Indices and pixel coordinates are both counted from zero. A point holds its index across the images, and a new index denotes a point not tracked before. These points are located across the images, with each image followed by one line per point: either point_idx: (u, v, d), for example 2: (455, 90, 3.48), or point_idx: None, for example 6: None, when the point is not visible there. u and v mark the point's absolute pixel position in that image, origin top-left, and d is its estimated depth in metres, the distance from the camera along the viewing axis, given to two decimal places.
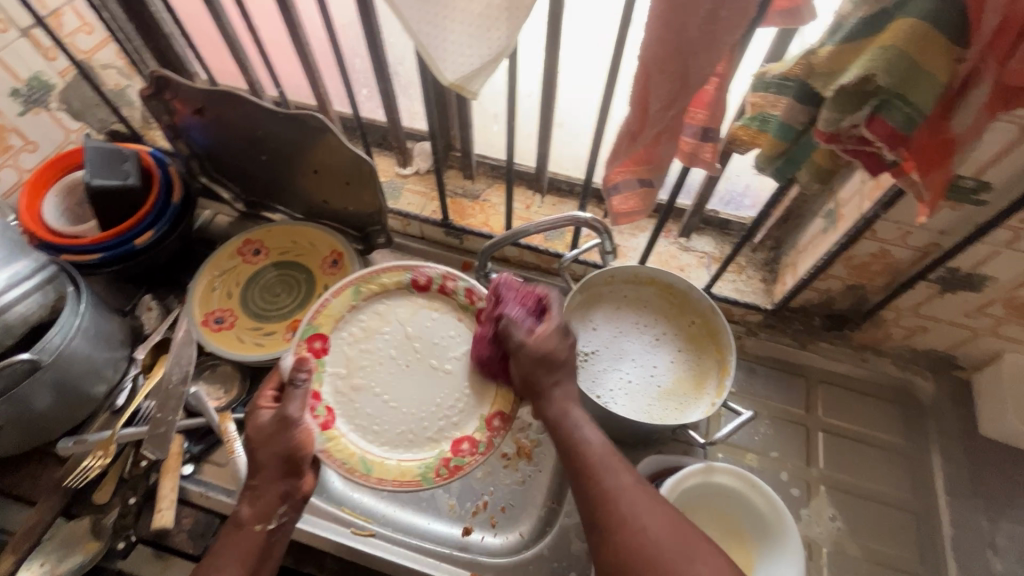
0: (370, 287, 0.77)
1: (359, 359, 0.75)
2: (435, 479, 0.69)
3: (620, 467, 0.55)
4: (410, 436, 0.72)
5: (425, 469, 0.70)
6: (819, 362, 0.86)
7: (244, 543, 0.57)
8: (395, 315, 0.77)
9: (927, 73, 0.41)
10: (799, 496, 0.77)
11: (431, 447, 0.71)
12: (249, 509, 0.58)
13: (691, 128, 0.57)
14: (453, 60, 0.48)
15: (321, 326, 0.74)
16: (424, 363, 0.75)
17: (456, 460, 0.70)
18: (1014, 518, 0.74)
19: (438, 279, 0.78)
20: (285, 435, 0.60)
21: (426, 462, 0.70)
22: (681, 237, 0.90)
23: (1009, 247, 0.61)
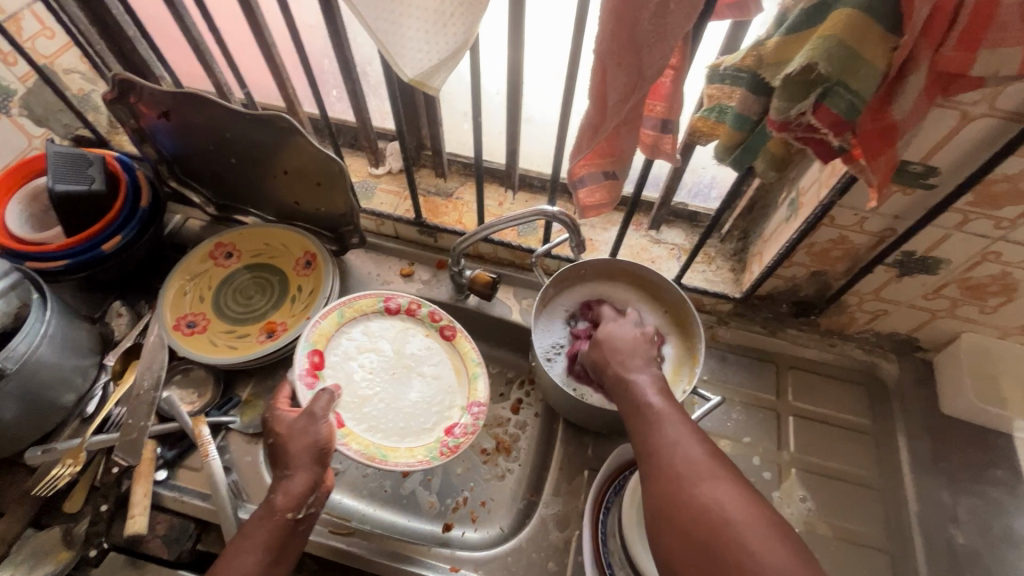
0: (350, 310, 0.82)
1: (346, 377, 0.78)
2: (442, 456, 0.73)
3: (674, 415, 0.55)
4: (407, 426, 0.76)
5: (430, 450, 0.74)
6: (788, 349, 0.88)
7: (272, 529, 0.57)
8: (372, 338, 0.82)
9: (866, 60, 0.43)
10: (771, 479, 0.79)
11: (427, 433, 0.76)
12: (283, 496, 0.58)
13: (650, 120, 0.58)
14: (413, 55, 0.49)
15: (316, 342, 0.77)
16: (407, 378, 0.80)
17: (454, 440, 0.75)
18: (975, 492, 0.77)
19: (406, 303, 0.84)
20: (311, 429, 0.62)
21: (428, 445, 0.75)
22: (651, 229, 0.92)
23: (959, 229, 0.64)
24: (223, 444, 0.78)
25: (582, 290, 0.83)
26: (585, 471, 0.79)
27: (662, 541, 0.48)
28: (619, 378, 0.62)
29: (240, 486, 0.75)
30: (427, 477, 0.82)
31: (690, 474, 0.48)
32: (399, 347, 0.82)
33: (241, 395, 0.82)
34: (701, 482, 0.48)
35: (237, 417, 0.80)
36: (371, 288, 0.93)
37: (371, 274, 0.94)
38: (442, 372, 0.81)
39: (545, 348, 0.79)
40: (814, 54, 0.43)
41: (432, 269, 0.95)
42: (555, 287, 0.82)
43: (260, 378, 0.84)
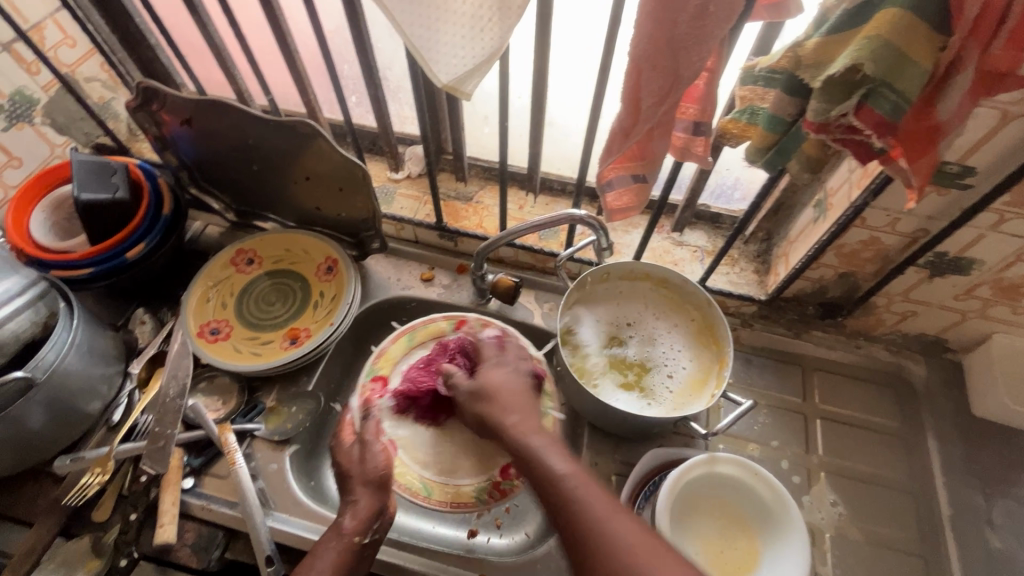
0: (421, 333, 0.84)
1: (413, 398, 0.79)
2: (488, 501, 0.75)
3: (585, 482, 0.48)
4: (465, 456, 0.77)
5: (479, 492, 0.75)
6: (814, 351, 0.87)
7: (340, 552, 0.58)
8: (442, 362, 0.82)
9: (912, 61, 0.42)
10: (800, 483, 0.78)
11: (483, 472, 0.77)
12: (350, 520, 0.60)
13: (683, 123, 0.58)
14: (445, 62, 0.48)
15: (381, 368, 0.81)
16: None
17: (506, 484, 0.76)
18: (1009, 495, 0.76)
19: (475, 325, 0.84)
20: (369, 456, 0.65)
21: (479, 486, 0.76)
22: (674, 232, 0.91)
23: (994, 230, 0.63)
24: (249, 452, 0.77)
25: (606, 295, 0.83)
26: (613, 477, 0.78)
27: None
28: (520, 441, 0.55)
29: (267, 494, 0.74)
30: None
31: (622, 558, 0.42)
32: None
33: (266, 402, 0.81)
34: (626, 545, 0.43)
35: (263, 424, 0.79)
36: (392, 292, 0.92)
37: (391, 279, 0.93)
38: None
39: (568, 350, 0.78)
40: (861, 55, 0.42)
41: (454, 273, 0.94)
42: (578, 292, 0.82)
43: (283, 384, 0.84)
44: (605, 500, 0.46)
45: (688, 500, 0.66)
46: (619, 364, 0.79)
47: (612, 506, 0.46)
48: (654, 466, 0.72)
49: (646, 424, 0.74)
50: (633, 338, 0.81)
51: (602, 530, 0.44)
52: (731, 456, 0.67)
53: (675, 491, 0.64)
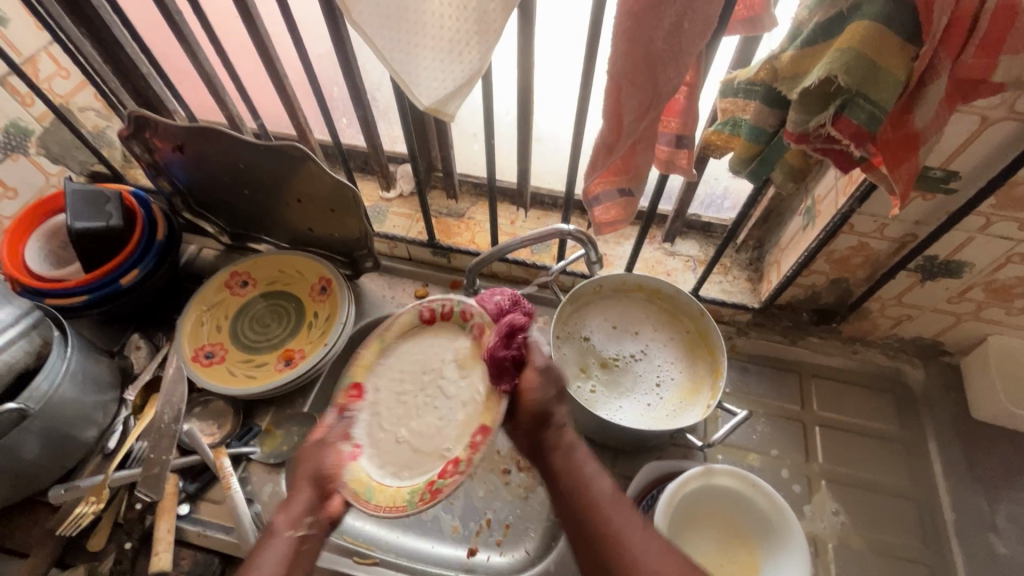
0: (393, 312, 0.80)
1: (390, 402, 0.64)
2: (418, 504, 0.57)
3: (644, 532, 0.49)
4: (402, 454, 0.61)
5: (410, 494, 0.58)
6: (810, 357, 0.87)
7: (274, 552, 0.49)
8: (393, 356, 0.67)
9: (887, 72, 0.43)
10: (801, 492, 0.77)
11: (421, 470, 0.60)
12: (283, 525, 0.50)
13: (666, 137, 0.58)
14: (427, 85, 0.49)
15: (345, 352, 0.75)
16: (427, 395, 0.64)
17: (439, 484, 0.57)
18: (1013, 499, 0.75)
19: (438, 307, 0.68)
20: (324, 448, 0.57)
21: (413, 488, 0.59)
22: (665, 242, 0.91)
23: (982, 232, 0.63)
24: (245, 476, 0.77)
25: (598, 307, 0.83)
26: None
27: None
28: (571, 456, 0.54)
29: (264, 518, 0.74)
30: (449, 501, 0.81)
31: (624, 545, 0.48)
32: (429, 360, 0.67)
33: (261, 424, 0.82)
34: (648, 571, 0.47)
35: (258, 447, 0.79)
36: (386, 310, 0.92)
37: (385, 297, 0.94)
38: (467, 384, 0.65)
39: (562, 365, 0.78)
40: (833, 66, 0.43)
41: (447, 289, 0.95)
42: (571, 305, 0.82)
43: (279, 407, 0.83)
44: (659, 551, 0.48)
45: (685, 514, 0.65)
46: (614, 376, 0.79)
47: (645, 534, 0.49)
48: (651, 480, 0.71)
49: (643, 438, 0.74)
50: (631, 351, 0.81)
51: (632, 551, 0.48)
52: (727, 467, 0.66)
53: (672, 506, 0.63)
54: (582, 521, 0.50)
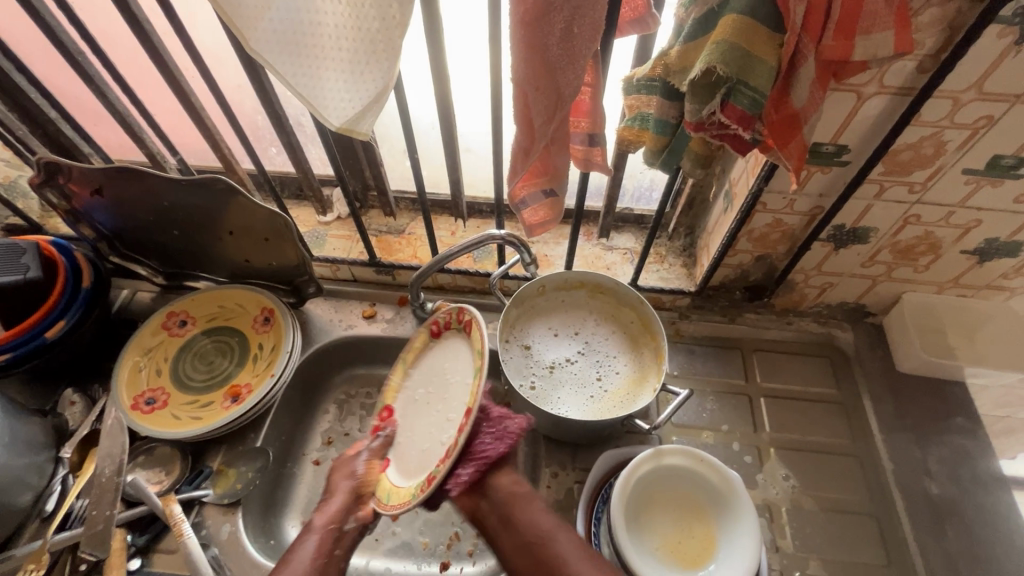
0: (410, 352, 0.77)
1: (421, 401, 0.72)
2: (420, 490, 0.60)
3: (579, 552, 0.55)
4: (427, 455, 0.65)
5: (416, 487, 0.61)
6: (749, 333, 0.91)
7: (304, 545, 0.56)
8: (426, 371, 0.74)
9: (759, 59, 0.46)
10: (752, 462, 0.81)
11: (424, 468, 0.63)
12: (322, 515, 0.59)
13: (578, 136, 0.61)
14: (335, 106, 0.50)
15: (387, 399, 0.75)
16: (441, 389, 0.71)
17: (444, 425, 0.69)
18: (941, 442, 0.80)
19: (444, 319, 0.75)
20: (352, 465, 0.66)
21: (416, 484, 0.62)
22: (602, 237, 0.94)
23: (878, 199, 0.68)
24: (199, 521, 0.74)
25: (543, 307, 0.85)
26: (573, 485, 0.79)
27: None
28: (530, 523, 0.57)
29: (222, 561, 0.72)
30: (416, 518, 0.82)
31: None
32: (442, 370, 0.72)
33: (213, 465, 0.79)
34: None
35: (211, 489, 0.76)
36: (335, 334, 0.92)
37: (332, 321, 0.93)
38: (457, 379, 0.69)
39: (513, 368, 0.79)
40: (711, 58, 0.46)
41: (395, 306, 0.95)
42: (516, 307, 0.84)
43: (230, 445, 0.81)
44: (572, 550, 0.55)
45: (641, 498, 0.67)
46: (563, 372, 0.80)
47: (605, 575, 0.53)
48: (607, 470, 0.73)
49: (597, 429, 0.76)
50: (580, 347, 0.83)
51: None
52: (676, 446, 0.68)
53: (626, 491, 0.65)
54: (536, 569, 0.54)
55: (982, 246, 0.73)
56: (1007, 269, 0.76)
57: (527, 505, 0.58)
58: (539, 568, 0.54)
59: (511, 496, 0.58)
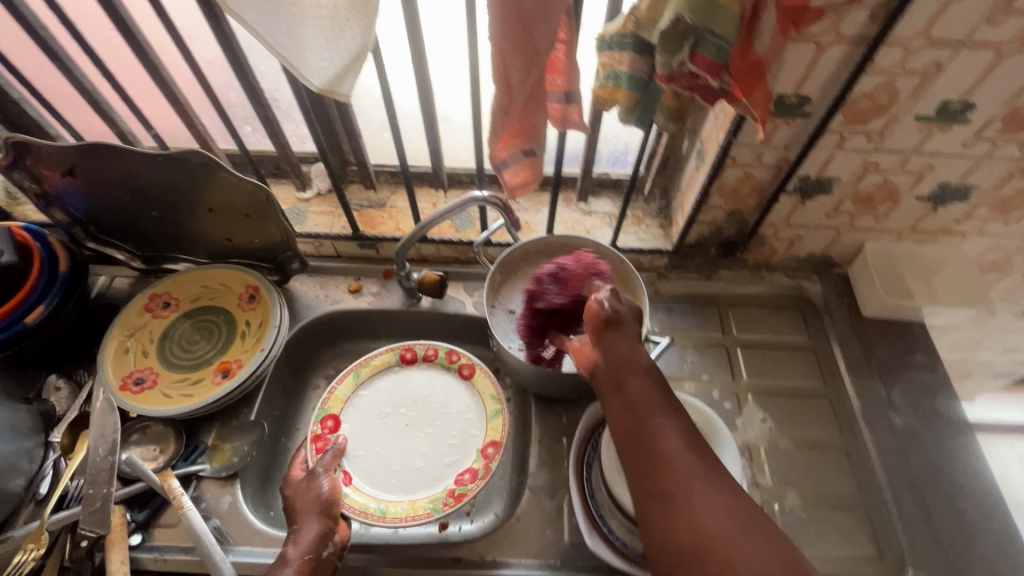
0: (366, 369, 0.87)
1: (397, 420, 0.84)
2: (444, 508, 0.74)
3: (694, 454, 0.46)
4: (418, 475, 0.79)
5: (433, 502, 0.75)
6: (724, 289, 0.95)
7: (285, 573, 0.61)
8: (390, 393, 0.86)
9: (722, 7, 0.49)
10: (732, 408, 0.85)
11: (434, 484, 0.78)
12: (296, 547, 0.63)
13: (555, 94, 0.62)
14: (316, 66, 0.51)
15: (331, 408, 0.83)
16: (425, 415, 0.84)
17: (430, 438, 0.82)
18: (904, 378, 0.86)
19: (422, 351, 0.88)
20: (316, 485, 0.70)
21: (432, 496, 0.76)
22: (581, 203, 0.97)
23: (840, 148, 0.72)
24: (198, 494, 0.75)
25: (527, 270, 0.87)
26: (563, 439, 0.82)
27: (636, 491, 0.47)
28: (641, 393, 0.51)
29: (224, 531, 0.73)
30: None
31: (682, 481, 0.45)
32: (424, 399, 0.85)
33: (207, 441, 0.79)
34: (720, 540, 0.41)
35: (207, 463, 0.77)
36: (322, 310, 0.93)
37: (318, 297, 0.94)
38: (455, 408, 0.84)
39: (501, 329, 0.82)
40: (679, 7, 0.48)
41: (380, 280, 0.96)
42: (501, 272, 0.86)
43: (223, 421, 0.81)
44: (688, 447, 0.47)
45: None
46: None
47: (709, 487, 0.44)
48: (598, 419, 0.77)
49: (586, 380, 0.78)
50: None
51: (705, 523, 0.42)
52: None
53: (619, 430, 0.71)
54: (633, 448, 0.49)
55: (935, 191, 0.78)
56: (959, 213, 0.82)
57: (638, 377, 0.53)
58: (637, 440, 0.49)
59: (626, 368, 0.54)
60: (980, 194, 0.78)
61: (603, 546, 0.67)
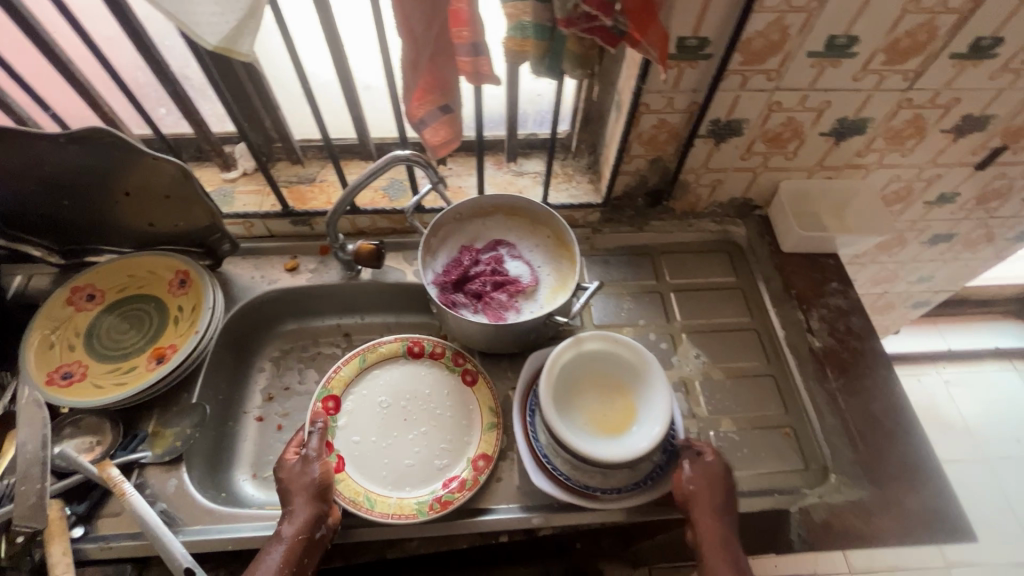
0: (374, 354, 0.85)
1: (396, 414, 0.82)
2: (430, 512, 0.73)
3: None
4: (409, 473, 0.77)
5: (420, 504, 0.74)
6: (656, 238, 1.00)
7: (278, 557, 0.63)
8: (392, 383, 0.84)
9: None
10: (667, 347, 0.89)
11: (425, 487, 0.76)
12: (290, 525, 0.66)
13: (463, 47, 0.61)
14: (207, 22, 0.50)
15: (334, 388, 0.81)
16: (424, 411, 0.82)
17: (426, 438, 0.80)
18: (822, 305, 0.92)
19: (431, 347, 0.87)
20: (310, 469, 0.70)
21: (420, 498, 0.75)
22: (512, 164, 0.98)
23: (743, 89, 0.76)
24: (141, 481, 0.74)
25: (461, 232, 0.89)
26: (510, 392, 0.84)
27: None
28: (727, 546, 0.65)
29: (172, 513, 0.72)
30: None
31: None
32: (422, 395, 0.84)
33: (148, 428, 0.77)
34: None
35: (149, 450, 0.75)
36: (259, 290, 0.91)
37: (254, 278, 0.92)
38: (451, 410, 0.83)
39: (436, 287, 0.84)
40: None
41: (317, 256, 0.95)
42: (436, 235, 0.88)
43: (162, 407, 0.80)
44: None
45: (569, 384, 0.73)
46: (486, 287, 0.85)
47: None
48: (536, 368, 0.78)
49: (526, 329, 0.79)
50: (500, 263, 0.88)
51: None
52: (594, 333, 0.75)
53: (553, 376, 0.71)
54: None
55: (836, 126, 0.83)
56: (860, 146, 0.87)
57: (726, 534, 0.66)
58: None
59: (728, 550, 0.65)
60: (875, 126, 0.84)
61: (547, 481, 0.71)
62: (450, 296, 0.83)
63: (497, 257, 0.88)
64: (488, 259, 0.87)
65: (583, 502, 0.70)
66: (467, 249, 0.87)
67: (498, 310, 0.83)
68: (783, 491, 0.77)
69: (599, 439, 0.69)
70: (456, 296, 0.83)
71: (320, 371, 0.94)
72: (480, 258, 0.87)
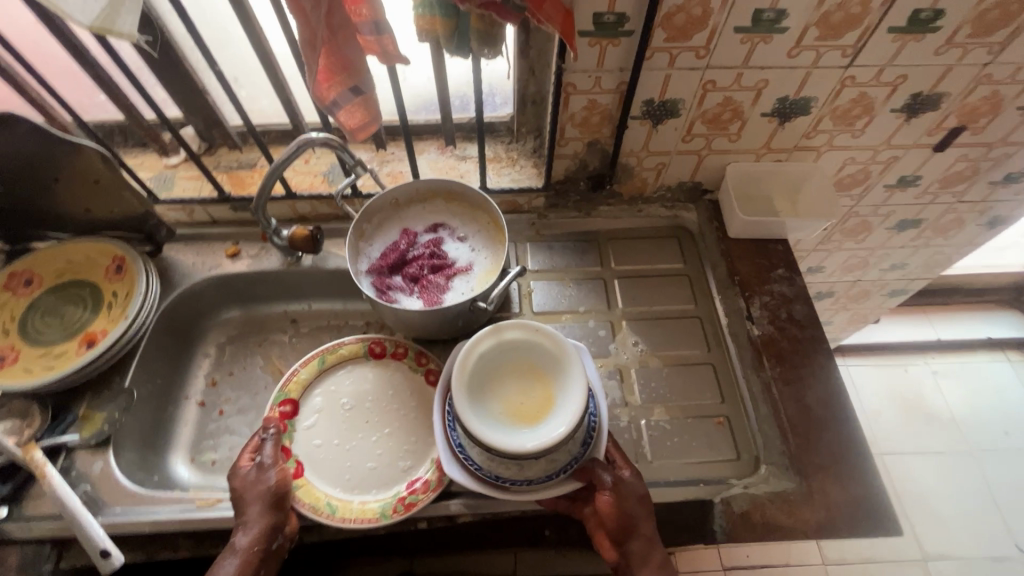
0: (334, 355, 0.85)
1: (358, 416, 0.81)
2: (393, 515, 0.73)
3: None
4: (371, 475, 0.77)
5: (383, 507, 0.74)
6: (604, 224, 0.98)
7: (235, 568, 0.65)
8: (356, 385, 0.84)
9: None
10: (606, 335, 0.88)
11: (388, 489, 0.76)
12: (246, 537, 0.67)
13: (365, 26, 0.61)
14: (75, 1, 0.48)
15: (292, 391, 0.81)
16: (386, 411, 0.82)
17: (388, 439, 0.80)
18: (767, 292, 0.89)
19: (392, 347, 0.86)
20: (265, 476, 0.71)
21: (383, 502, 0.75)
22: (454, 149, 0.97)
23: (673, 67, 0.73)
24: (68, 464, 0.75)
25: (395, 217, 0.88)
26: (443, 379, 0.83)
27: None
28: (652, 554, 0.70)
29: (95, 494, 0.73)
30: None
31: None
32: (383, 395, 0.83)
33: (77, 412, 0.79)
34: None
35: (77, 433, 0.76)
36: (199, 276, 0.91)
37: (195, 265, 0.92)
38: (415, 411, 0.82)
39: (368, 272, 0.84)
40: None
41: (259, 243, 0.94)
42: (369, 220, 0.87)
43: (94, 392, 0.80)
44: None
45: (487, 374, 0.72)
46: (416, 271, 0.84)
47: None
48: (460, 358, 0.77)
49: (452, 316, 0.79)
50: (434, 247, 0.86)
51: None
52: (517, 321, 0.73)
53: (468, 366, 0.70)
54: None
55: (777, 106, 0.80)
56: (806, 127, 0.84)
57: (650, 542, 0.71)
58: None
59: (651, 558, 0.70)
60: (819, 107, 0.81)
61: (461, 471, 0.71)
62: (384, 280, 0.82)
63: (437, 241, 0.86)
64: (427, 243, 0.86)
65: (494, 493, 0.70)
66: (405, 233, 0.86)
67: (435, 293, 0.81)
68: (710, 481, 0.75)
69: (508, 430, 0.67)
70: (392, 280, 0.83)
71: (265, 358, 0.94)
72: (419, 242, 0.86)
